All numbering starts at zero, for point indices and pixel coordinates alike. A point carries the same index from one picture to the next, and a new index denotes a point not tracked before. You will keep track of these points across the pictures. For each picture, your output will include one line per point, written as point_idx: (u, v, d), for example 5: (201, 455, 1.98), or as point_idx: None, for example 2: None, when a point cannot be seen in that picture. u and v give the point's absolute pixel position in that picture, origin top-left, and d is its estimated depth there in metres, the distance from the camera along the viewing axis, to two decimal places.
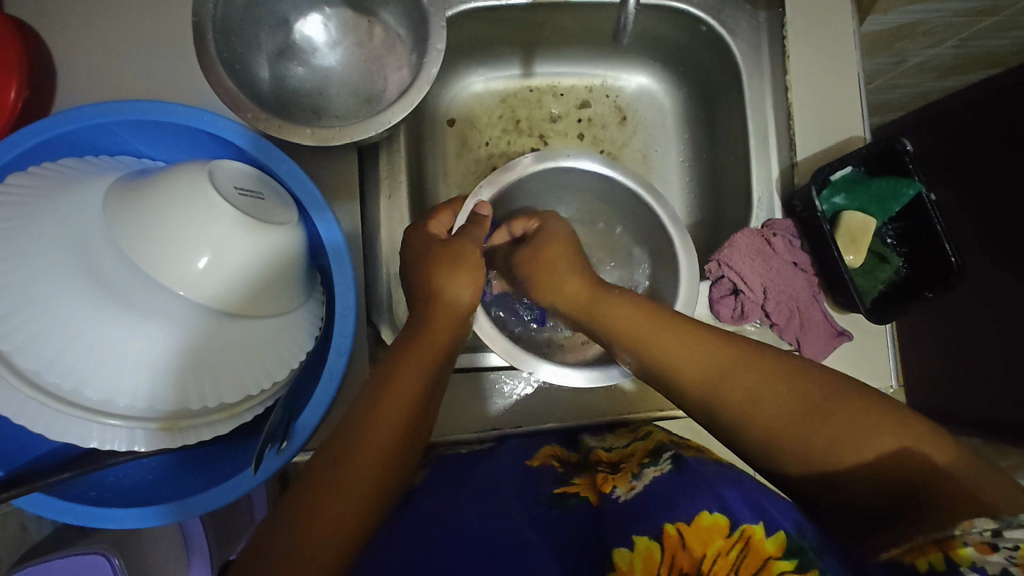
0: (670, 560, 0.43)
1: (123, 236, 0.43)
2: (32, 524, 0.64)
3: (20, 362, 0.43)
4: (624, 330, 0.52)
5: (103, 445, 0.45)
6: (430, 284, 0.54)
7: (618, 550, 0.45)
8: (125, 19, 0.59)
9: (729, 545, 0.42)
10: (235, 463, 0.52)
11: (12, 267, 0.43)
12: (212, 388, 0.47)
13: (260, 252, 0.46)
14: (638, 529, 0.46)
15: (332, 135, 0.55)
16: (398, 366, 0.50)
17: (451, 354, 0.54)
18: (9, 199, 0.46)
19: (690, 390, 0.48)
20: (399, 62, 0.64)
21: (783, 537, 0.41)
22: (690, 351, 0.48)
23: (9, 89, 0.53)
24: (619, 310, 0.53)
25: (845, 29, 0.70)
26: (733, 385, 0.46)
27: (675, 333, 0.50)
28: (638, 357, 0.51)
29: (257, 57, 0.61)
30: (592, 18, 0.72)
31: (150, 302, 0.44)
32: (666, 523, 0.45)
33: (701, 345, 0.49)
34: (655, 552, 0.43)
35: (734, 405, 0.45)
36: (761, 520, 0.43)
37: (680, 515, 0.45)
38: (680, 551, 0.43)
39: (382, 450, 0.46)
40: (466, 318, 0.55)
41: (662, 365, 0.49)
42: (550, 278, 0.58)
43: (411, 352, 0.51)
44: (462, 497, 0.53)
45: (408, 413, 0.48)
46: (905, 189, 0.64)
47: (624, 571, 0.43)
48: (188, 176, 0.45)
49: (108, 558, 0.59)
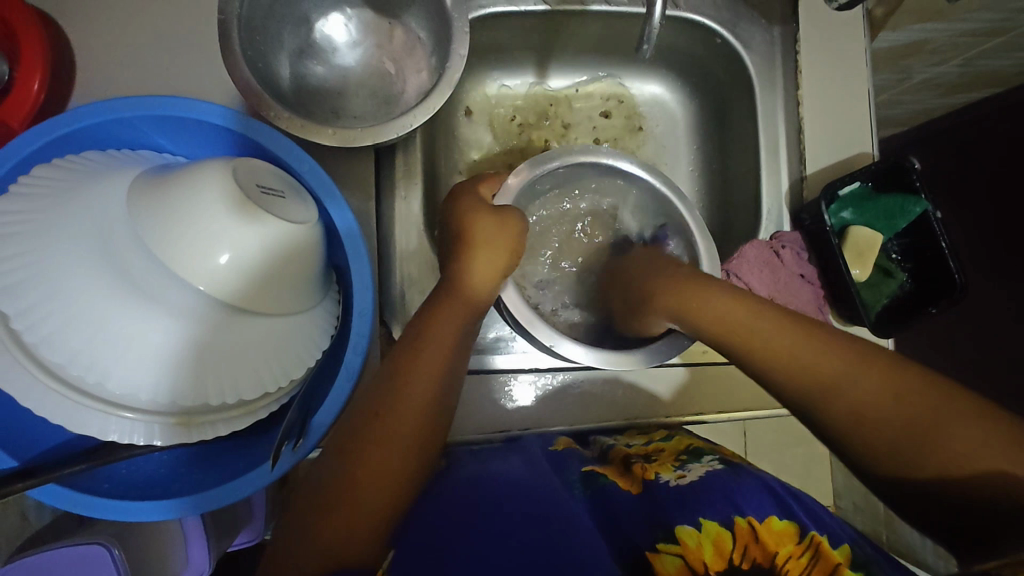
0: (742, 550, 0.45)
1: (145, 234, 0.43)
2: (31, 514, 0.63)
3: (45, 354, 0.43)
4: (732, 333, 0.51)
5: (121, 438, 0.45)
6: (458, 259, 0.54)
7: (683, 527, 0.47)
8: (147, 12, 0.59)
9: (800, 550, 0.45)
10: (250, 459, 0.52)
11: (39, 258, 0.44)
12: (230, 385, 0.47)
13: (280, 251, 0.47)
14: (705, 513, 0.48)
15: (354, 136, 0.55)
16: (407, 364, 0.49)
17: (468, 336, 0.54)
18: (35, 191, 0.46)
19: (798, 397, 0.48)
20: (418, 65, 0.65)
21: (850, 550, 0.45)
22: (770, 332, 0.50)
23: (32, 80, 0.53)
24: (710, 297, 0.53)
25: (857, 46, 0.72)
26: (816, 371, 0.47)
27: (784, 326, 0.50)
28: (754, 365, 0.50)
29: (279, 54, 0.61)
30: (610, 27, 0.72)
31: (173, 298, 0.44)
32: (736, 515, 0.47)
33: (821, 353, 0.47)
34: (725, 537, 0.46)
35: (859, 410, 0.45)
36: (826, 533, 0.47)
37: (751, 512, 0.48)
38: (752, 544, 0.46)
39: (403, 441, 0.47)
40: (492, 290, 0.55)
41: (775, 370, 0.49)
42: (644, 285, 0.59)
43: (421, 354, 0.50)
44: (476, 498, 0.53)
45: (427, 401, 0.49)
46: (911, 207, 0.66)
47: (691, 548, 0.45)
48: (209, 173, 0.45)
49: (108, 549, 0.59)
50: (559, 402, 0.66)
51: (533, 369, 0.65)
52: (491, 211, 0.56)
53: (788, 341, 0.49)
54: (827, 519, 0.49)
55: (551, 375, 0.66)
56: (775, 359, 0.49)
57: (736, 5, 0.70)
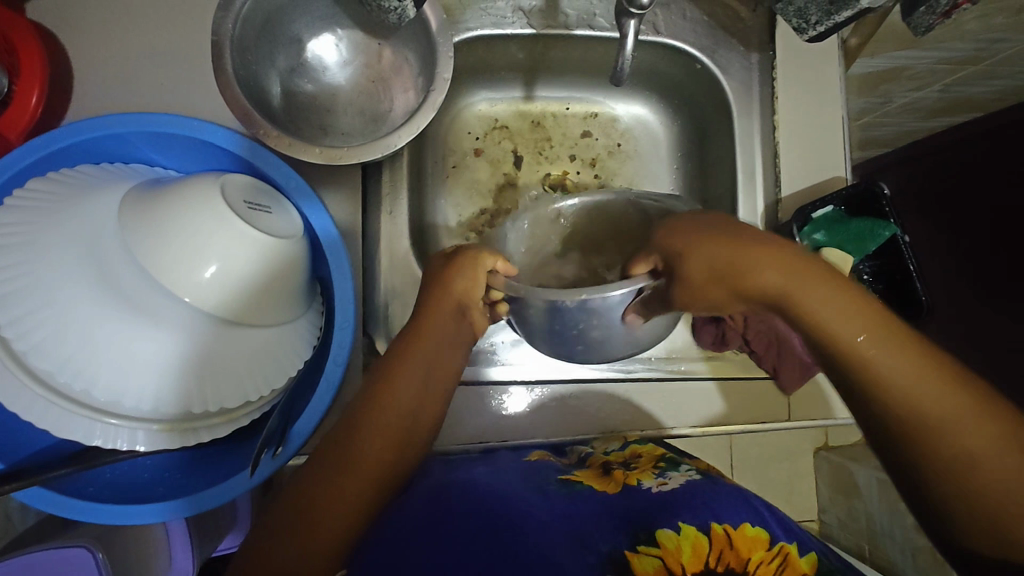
0: (717, 553, 0.48)
1: (135, 248, 0.45)
2: (15, 516, 0.65)
3: (33, 362, 0.44)
4: (834, 337, 0.44)
5: (105, 444, 0.47)
6: (438, 283, 0.55)
7: (663, 531, 0.49)
8: (142, 28, 0.61)
9: (769, 556, 0.49)
10: (231, 465, 0.54)
11: (29, 268, 0.45)
12: (214, 393, 0.49)
13: (263, 264, 0.48)
14: (685, 518, 0.50)
15: (339, 154, 0.57)
16: (383, 387, 0.52)
17: (448, 362, 0.56)
18: (26, 204, 0.47)
19: (889, 428, 0.43)
20: (405, 85, 0.67)
21: (816, 560, 0.50)
22: (884, 350, 0.43)
23: (31, 95, 0.56)
24: (827, 300, 0.44)
25: (831, 73, 0.74)
26: (925, 402, 0.42)
27: (896, 349, 0.43)
28: (848, 372, 0.44)
29: (271, 72, 0.63)
30: (595, 50, 0.75)
31: (157, 306, 0.46)
32: (714, 522, 0.50)
33: (933, 385, 0.42)
34: (703, 542, 0.49)
35: (965, 460, 0.41)
36: (795, 542, 0.51)
37: (727, 519, 0.51)
38: (726, 549, 0.49)
39: (374, 462, 0.50)
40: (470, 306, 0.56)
41: (875, 388, 0.43)
42: (734, 266, 0.46)
43: (392, 384, 0.52)
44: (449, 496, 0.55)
45: (400, 423, 0.52)
46: (881, 229, 0.67)
47: (671, 550, 0.48)
48: (196, 188, 0.47)
49: (92, 551, 0.60)
50: (537, 415, 0.67)
51: (521, 381, 0.68)
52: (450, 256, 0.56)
53: (905, 369, 0.42)
54: (792, 527, 0.53)
55: (533, 388, 0.68)
56: (885, 391, 0.43)
57: (716, 33, 0.73)
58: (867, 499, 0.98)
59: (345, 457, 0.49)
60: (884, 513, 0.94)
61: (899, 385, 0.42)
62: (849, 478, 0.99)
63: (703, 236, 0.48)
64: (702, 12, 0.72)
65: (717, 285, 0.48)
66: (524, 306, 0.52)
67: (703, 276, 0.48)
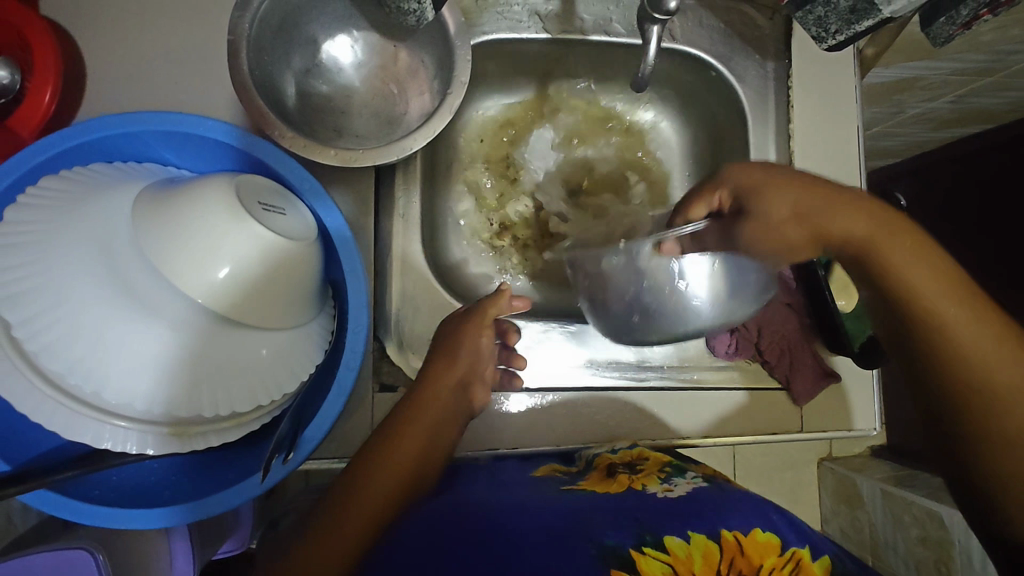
0: (729, 561, 0.47)
1: (149, 249, 0.44)
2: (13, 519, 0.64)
3: (43, 363, 0.44)
4: (917, 297, 0.48)
5: (115, 447, 0.46)
6: (453, 340, 0.60)
7: (672, 538, 0.48)
8: (156, 27, 0.61)
9: (782, 562, 0.48)
10: (241, 469, 0.53)
11: (41, 268, 0.44)
12: (225, 397, 0.48)
13: (279, 266, 0.48)
14: (694, 526, 0.49)
15: (354, 157, 0.57)
16: (392, 436, 0.55)
17: (451, 420, 0.59)
18: (40, 201, 0.47)
19: (953, 398, 0.48)
20: (420, 88, 0.67)
21: (830, 563, 0.49)
22: (963, 320, 0.47)
23: (44, 92, 0.55)
24: (913, 261, 0.48)
25: (847, 83, 0.74)
26: (996, 371, 0.46)
27: (975, 320, 0.47)
28: (926, 338, 0.48)
29: (285, 73, 0.63)
30: (611, 56, 0.75)
31: (172, 308, 0.45)
32: (723, 529, 0.49)
33: (1001, 356, 0.46)
34: (714, 550, 0.47)
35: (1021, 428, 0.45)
36: (806, 546, 0.50)
37: (736, 526, 0.50)
38: (738, 556, 0.47)
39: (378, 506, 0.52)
40: (478, 366, 0.61)
41: (951, 356, 0.47)
42: (819, 212, 0.50)
43: (404, 432, 0.56)
44: (451, 513, 0.54)
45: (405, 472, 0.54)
46: None
47: (681, 559, 0.46)
48: (213, 188, 0.47)
49: (93, 554, 0.60)
50: (548, 423, 0.66)
51: (529, 389, 0.67)
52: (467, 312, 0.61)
53: (981, 340, 0.46)
54: (806, 529, 0.53)
55: (544, 395, 0.66)
56: (954, 351, 0.47)
57: (732, 41, 0.72)
58: (871, 510, 0.96)
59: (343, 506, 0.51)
60: (889, 525, 0.93)
61: (972, 352, 0.46)
62: (854, 489, 0.99)
63: (791, 182, 0.52)
64: (718, 20, 0.72)
65: (793, 228, 0.51)
66: (598, 275, 0.59)
67: (784, 219, 0.51)
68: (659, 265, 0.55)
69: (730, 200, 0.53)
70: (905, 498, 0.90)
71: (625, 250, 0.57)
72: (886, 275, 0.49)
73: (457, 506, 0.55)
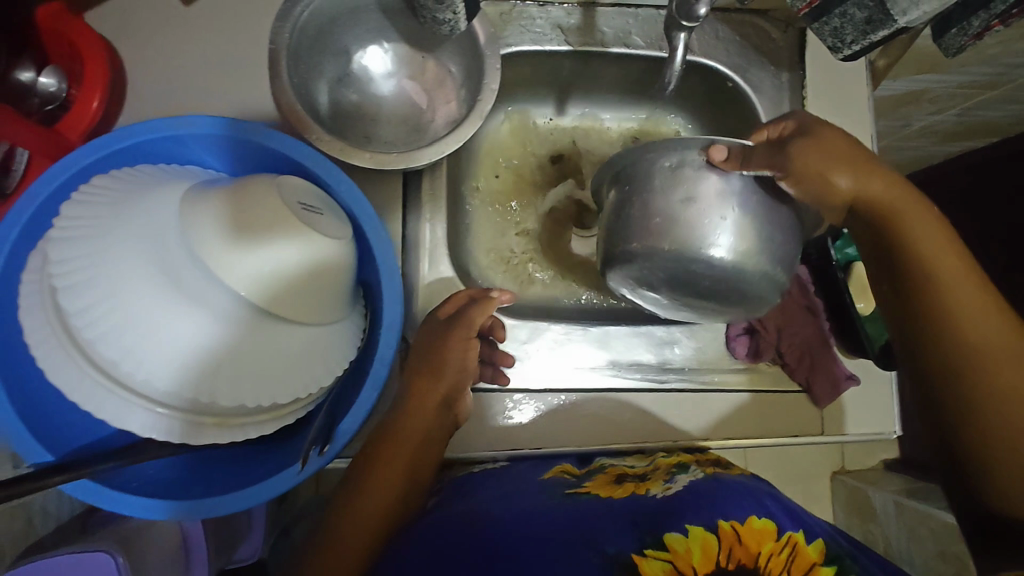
0: (727, 551, 0.48)
1: (196, 242, 0.46)
2: (33, 519, 0.64)
3: (95, 350, 0.45)
4: (927, 263, 0.51)
5: (159, 435, 0.47)
6: (433, 357, 0.60)
7: (670, 534, 0.49)
8: (198, 37, 0.63)
9: (780, 547, 0.49)
10: (275, 463, 0.54)
11: (94, 260, 0.46)
12: (266, 388, 0.49)
13: (321, 261, 0.50)
14: (690, 519, 0.50)
15: (388, 160, 0.59)
16: (381, 452, 0.57)
17: (442, 433, 0.60)
18: (93, 199, 0.49)
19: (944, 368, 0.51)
20: (447, 97, 0.70)
21: (823, 546, 0.51)
22: (968, 292, 0.51)
23: (92, 99, 0.58)
24: (930, 231, 0.52)
25: (859, 94, 0.76)
26: (987, 344, 0.50)
27: (976, 295, 0.51)
28: (930, 304, 0.51)
29: (319, 81, 0.65)
30: (629, 68, 0.77)
31: (218, 301, 0.47)
32: (720, 519, 0.50)
33: (992, 333, 0.50)
34: (711, 541, 0.48)
35: (1002, 401, 0.49)
36: (800, 530, 0.51)
37: (732, 515, 0.51)
38: (736, 545, 0.48)
39: (372, 520, 0.55)
40: (466, 373, 0.60)
41: (946, 326, 0.51)
42: (862, 166, 0.53)
43: (392, 447, 0.57)
44: (455, 521, 0.55)
45: (395, 485, 0.57)
46: None
47: (680, 554, 0.48)
48: (259, 185, 0.49)
49: (112, 556, 0.57)
50: (571, 424, 0.67)
51: (552, 390, 0.68)
52: (449, 320, 0.60)
53: (979, 313, 0.50)
54: (803, 516, 0.55)
55: (561, 394, 0.68)
56: (952, 317, 0.50)
57: (748, 52, 0.75)
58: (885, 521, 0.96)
59: (339, 528, 0.55)
60: (903, 537, 0.93)
61: (969, 323, 0.50)
62: (866, 500, 0.99)
63: (839, 134, 0.54)
64: (734, 32, 0.75)
65: (841, 161, 0.52)
66: (646, 173, 0.55)
67: (830, 160, 0.52)
68: (711, 174, 0.53)
69: (792, 128, 0.55)
70: (919, 509, 0.90)
71: (678, 155, 0.54)
72: (904, 234, 0.52)
73: (467, 510, 0.56)
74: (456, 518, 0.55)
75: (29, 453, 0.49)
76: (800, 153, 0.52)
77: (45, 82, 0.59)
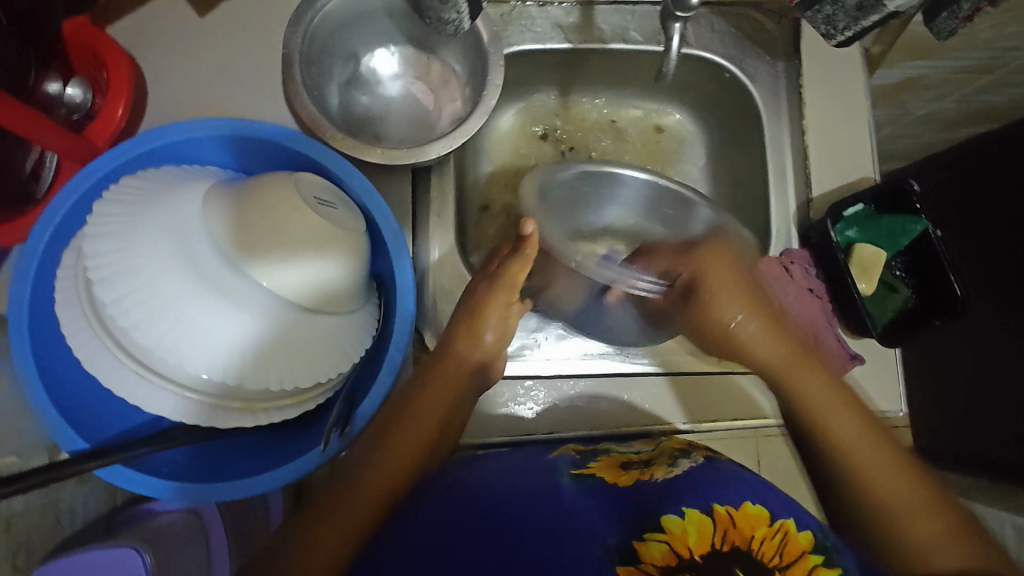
0: (722, 533, 0.49)
1: (220, 236, 0.49)
2: (64, 520, 0.62)
3: (129, 339, 0.48)
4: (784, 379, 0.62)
5: (188, 420, 0.50)
6: (473, 310, 0.60)
7: (668, 517, 0.50)
8: (214, 46, 0.66)
9: (773, 531, 0.50)
10: (297, 448, 0.56)
11: (125, 254, 0.49)
12: (288, 374, 0.52)
13: (337, 253, 0.52)
14: (687, 502, 0.51)
15: (398, 155, 0.61)
16: (410, 404, 0.59)
17: (473, 388, 0.61)
18: (121, 198, 0.51)
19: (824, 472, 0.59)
20: (452, 95, 0.72)
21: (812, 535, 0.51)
22: (825, 398, 0.60)
23: (117, 108, 0.61)
24: (782, 355, 0.62)
25: (855, 80, 0.78)
26: (849, 447, 0.58)
27: (831, 402, 0.60)
28: (800, 416, 0.61)
29: (330, 84, 0.68)
30: (628, 64, 0.79)
31: (240, 291, 0.49)
32: (715, 503, 0.51)
33: (852, 432, 0.59)
34: (708, 524, 0.49)
35: (876, 492, 0.56)
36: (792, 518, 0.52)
37: (727, 500, 0.52)
38: (730, 528, 0.49)
39: (391, 469, 0.55)
40: (506, 330, 0.62)
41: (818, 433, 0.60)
42: (722, 298, 0.62)
43: (423, 397, 0.59)
44: (459, 503, 0.55)
45: (423, 440, 0.58)
46: (911, 226, 0.70)
47: (677, 535, 0.49)
48: (276, 183, 0.51)
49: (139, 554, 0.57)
50: (582, 408, 0.69)
51: (562, 375, 0.69)
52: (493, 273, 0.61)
53: (836, 418, 0.59)
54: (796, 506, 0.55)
55: (571, 380, 0.69)
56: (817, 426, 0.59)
57: (744, 44, 0.77)
58: None
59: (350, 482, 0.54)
60: None
61: (830, 428, 0.59)
62: None
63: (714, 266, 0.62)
64: (729, 25, 0.77)
65: (712, 297, 0.61)
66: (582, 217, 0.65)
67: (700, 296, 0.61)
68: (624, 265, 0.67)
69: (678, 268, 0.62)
70: None
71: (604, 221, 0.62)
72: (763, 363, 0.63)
73: (466, 497, 0.55)
74: (459, 505, 0.55)
75: (65, 440, 0.51)
76: (680, 307, 0.62)
77: (71, 93, 0.62)
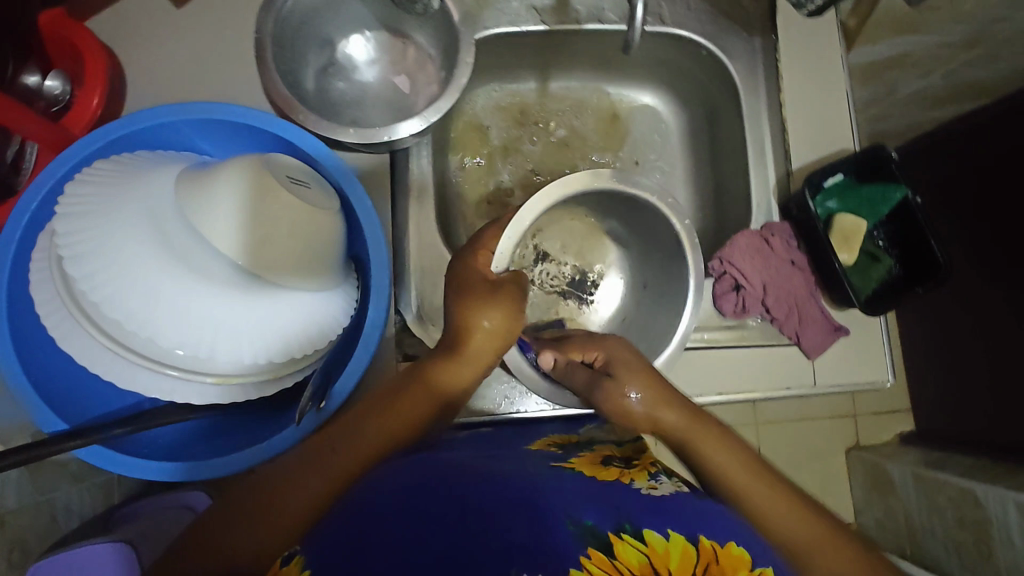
0: (705, 567, 0.41)
1: (186, 215, 0.48)
2: (58, 515, 0.63)
3: (102, 315, 0.49)
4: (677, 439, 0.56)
5: (165, 396, 0.52)
6: (466, 319, 0.56)
7: (651, 531, 0.43)
8: (188, 34, 0.67)
9: None
10: (275, 426, 0.57)
11: (95, 233, 0.49)
12: (262, 349, 0.53)
13: (308, 231, 0.52)
14: (674, 525, 0.44)
15: (373, 134, 0.62)
16: (393, 403, 0.55)
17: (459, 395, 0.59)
18: (93, 180, 0.52)
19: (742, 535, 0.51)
20: (428, 78, 0.72)
21: None
22: (716, 451, 0.55)
23: (92, 96, 0.61)
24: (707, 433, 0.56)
25: (831, 53, 0.78)
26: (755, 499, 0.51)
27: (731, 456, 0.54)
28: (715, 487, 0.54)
29: (306, 70, 0.69)
30: (604, 44, 0.80)
31: (210, 269, 0.49)
32: (703, 534, 0.44)
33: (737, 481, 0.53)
34: (692, 552, 0.42)
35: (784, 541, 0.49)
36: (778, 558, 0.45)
37: (715, 534, 0.44)
38: (714, 563, 0.41)
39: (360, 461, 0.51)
40: (506, 336, 0.57)
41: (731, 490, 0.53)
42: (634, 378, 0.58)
43: (406, 397, 0.56)
44: (427, 470, 0.49)
45: (396, 440, 0.54)
46: (892, 194, 0.73)
47: (658, 552, 0.41)
48: (244, 162, 0.50)
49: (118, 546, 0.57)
50: None
51: None
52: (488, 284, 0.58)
53: (735, 469, 0.53)
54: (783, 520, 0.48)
55: None
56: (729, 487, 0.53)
57: (719, 20, 0.77)
58: None
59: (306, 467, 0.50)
60: None
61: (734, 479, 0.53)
62: None
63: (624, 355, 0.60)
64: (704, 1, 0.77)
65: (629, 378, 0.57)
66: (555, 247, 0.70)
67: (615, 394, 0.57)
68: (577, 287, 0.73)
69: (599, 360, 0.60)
70: None
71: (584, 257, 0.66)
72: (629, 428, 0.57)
73: (435, 469, 0.49)
74: (421, 477, 0.48)
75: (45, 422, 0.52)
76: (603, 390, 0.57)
77: (49, 85, 0.63)
